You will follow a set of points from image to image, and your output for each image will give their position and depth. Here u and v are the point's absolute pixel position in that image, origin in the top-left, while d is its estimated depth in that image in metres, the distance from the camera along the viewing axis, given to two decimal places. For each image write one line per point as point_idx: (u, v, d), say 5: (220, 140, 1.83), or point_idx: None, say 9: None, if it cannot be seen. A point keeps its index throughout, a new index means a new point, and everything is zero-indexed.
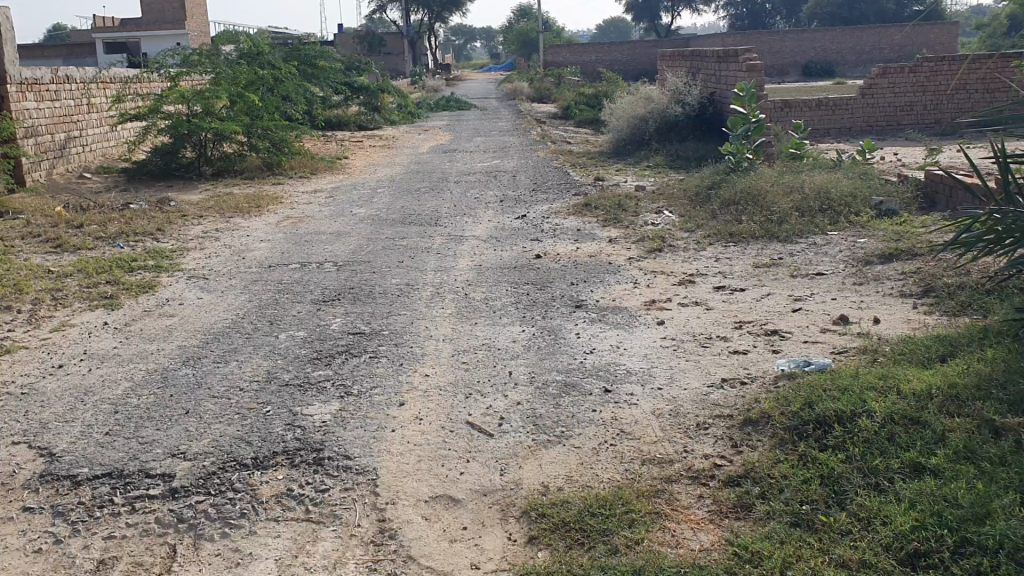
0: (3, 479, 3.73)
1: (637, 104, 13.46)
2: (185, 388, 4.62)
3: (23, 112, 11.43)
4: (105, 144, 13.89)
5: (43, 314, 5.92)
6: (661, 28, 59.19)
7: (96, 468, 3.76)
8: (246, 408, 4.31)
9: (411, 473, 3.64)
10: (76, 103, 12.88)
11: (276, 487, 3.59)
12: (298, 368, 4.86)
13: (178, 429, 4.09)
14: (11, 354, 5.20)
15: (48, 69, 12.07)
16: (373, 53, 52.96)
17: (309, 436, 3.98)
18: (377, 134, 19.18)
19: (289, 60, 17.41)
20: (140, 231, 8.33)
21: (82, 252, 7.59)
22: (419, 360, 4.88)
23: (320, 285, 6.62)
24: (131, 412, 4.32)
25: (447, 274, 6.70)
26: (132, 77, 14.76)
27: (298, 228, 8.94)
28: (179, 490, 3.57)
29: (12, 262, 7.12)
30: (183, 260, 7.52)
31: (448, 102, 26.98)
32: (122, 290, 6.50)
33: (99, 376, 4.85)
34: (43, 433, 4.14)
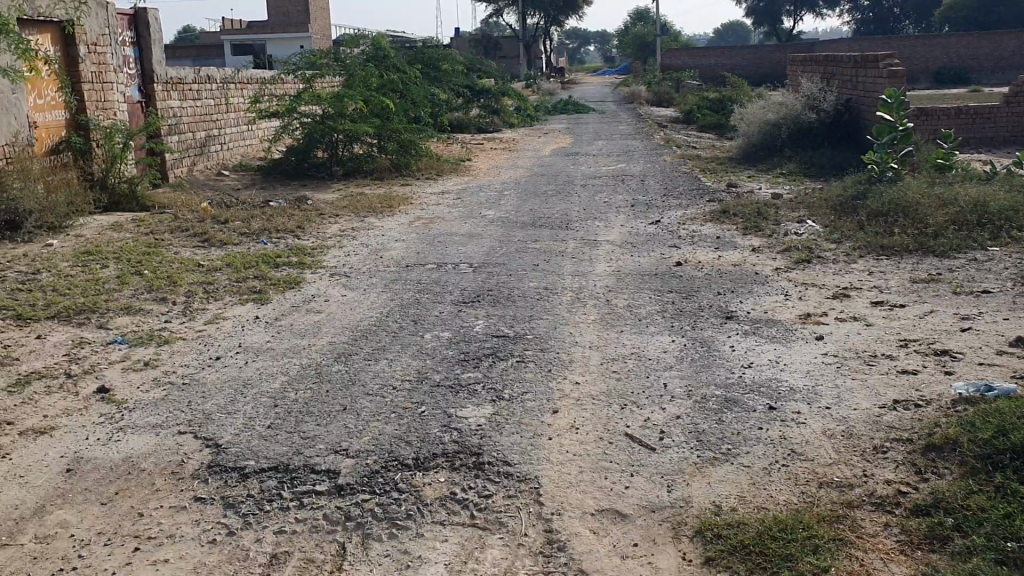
0: (174, 469, 3.82)
1: (769, 109, 13.11)
2: (340, 384, 4.67)
3: (167, 110, 11.90)
4: (242, 142, 14.35)
5: (198, 306, 6.10)
6: (783, 33, 57.89)
7: (262, 461, 3.81)
8: (401, 408, 4.32)
9: (574, 484, 3.56)
10: (216, 102, 13.35)
11: (439, 490, 3.57)
12: (447, 369, 4.85)
13: (338, 426, 4.13)
14: (170, 344, 5.36)
15: (191, 69, 12.54)
16: (488, 56, 53.50)
17: (467, 439, 3.95)
18: (498, 136, 19.33)
19: (414, 62, 17.67)
20: (282, 229, 8.57)
21: (228, 247, 7.82)
22: (569, 365, 4.80)
23: (458, 286, 6.64)
24: (290, 407, 4.39)
25: (586, 278, 6.62)
26: (267, 78, 15.22)
27: (430, 228, 9.02)
28: (344, 488, 3.59)
29: (163, 256, 7.37)
30: (324, 258, 7.67)
31: (567, 104, 26.90)
32: (269, 286, 6.66)
33: (255, 369, 4.95)
34: (207, 424, 4.22)
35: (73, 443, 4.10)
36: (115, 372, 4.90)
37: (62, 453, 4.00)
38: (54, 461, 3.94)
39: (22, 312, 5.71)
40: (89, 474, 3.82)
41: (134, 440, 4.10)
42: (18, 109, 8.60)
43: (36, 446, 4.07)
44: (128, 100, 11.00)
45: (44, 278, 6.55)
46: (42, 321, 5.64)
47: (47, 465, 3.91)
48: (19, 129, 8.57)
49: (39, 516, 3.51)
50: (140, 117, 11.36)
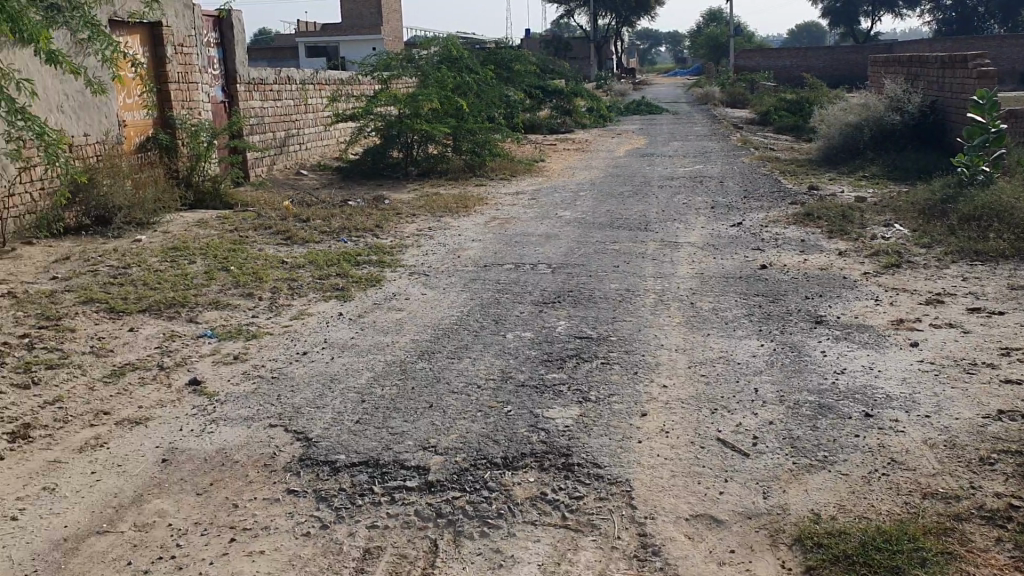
0: (266, 461, 3.85)
1: (851, 112, 12.83)
2: (425, 382, 4.69)
3: (249, 110, 12.13)
4: (320, 142, 14.57)
5: (283, 302, 6.19)
6: (860, 33, 56.71)
7: (353, 455, 3.84)
8: (488, 407, 4.31)
9: (666, 488, 3.51)
10: (295, 103, 13.58)
11: (529, 490, 3.54)
12: (531, 369, 4.82)
13: (426, 423, 4.15)
14: (258, 339, 5.44)
15: (272, 70, 12.77)
16: (559, 57, 53.45)
17: (555, 439, 3.92)
18: (571, 136, 19.29)
19: (488, 63, 17.70)
20: (361, 227, 8.66)
21: (310, 244, 7.94)
22: (655, 369, 4.74)
23: (538, 286, 6.61)
24: (377, 402, 4.42)
25: (668, 280, 6.54)
26: (345, 79, 15.44)
27: (507, 229, 9.02)
28: (435, 485, 3.59)
29: (248, 252, 7.50)
30: (403, 257, 7.72)
31: (639, 105, 26.73)
32: (351, 283, 6.73)
33: (341, 365, 5.00)
34: (297, 418, 4.27)
35: (168, 433, 4.14)
36: (206, 366, 4.98)
37: (158, 443, 4.04)
38: (150, 450, 3.96)
39: (116, 305, 5.85)
40: (185, 464, 3.85)
41: (226, 432, 4.14)
42: (109, 109, 8.83)
43: (132, 435, 4.12)
44: (211, 100, 11.23)
45: (135, 272, 6.71)
46: (134, 314, 5.77)
47: (144, 454, 3.93)
48: (109, 128, 8.80)
49: (138, 504, 3.51)
50: (223, 116, 11.59)
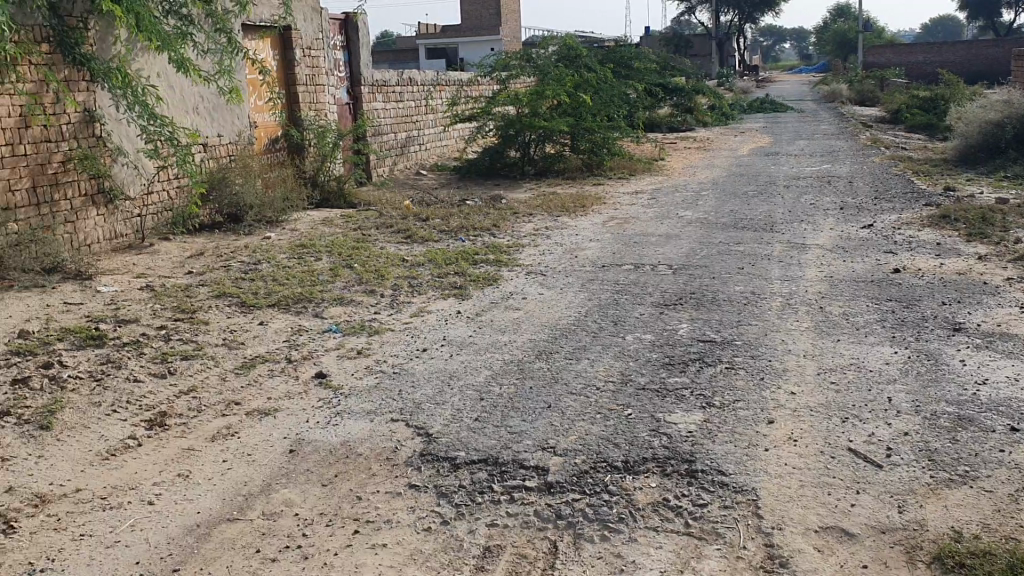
0: (388, 455, 3.90)
1: (991, 109, 12.19)
2: (543, 382, 4.67)
3: (372, 111, 12.40)
4: (439, 143, 14.78)
5: (404, 299, 6.29)
6: (1001, 27, 53.93)
7: (472, 453, 3.85)
8: (608, 409, 4.26)
9: (794, 499, 3.39)
10: (416, 104, 13.82)
11: (651, 495, 3.48)
12: (652, 372, 4.73)
13: (544, 423, 4.13)
14: (379, 335, 5.54)
15: (394, 72, 13.02)
16: (679, 54, 52.67)
17: (678, 445, 3.84)
18: (691, 135, 18.99)
19: (607, 62, 17.59)
20: (480, 227, 8.73)
21: (430, 243, 8.05)
22: (782, 375, 4.59)
23: (659, 288, 6.51)
24: (496, 401, 4.43)
25: (795, 284, 6.34)
26: (465, 81, 15.62)
27: (626, 229, 8.93)
28: (555, 486, 3.57)
29: (370, 250, 7.65)
30: (520, 256, 7.74)
31: (763, 104, 26.13)
32: (469, 282, 6.78)
33: (460, 362, 5.04)
34: (417, 413, 4.32)
35: (294, 425, 4.25)
36: (330, 360, 5.10)
37: (285, 434, 4.15)
38: (278, 441, 4.08)
39: (246, 299, 6.05)
40: (311, 455, 3.93)
41: (349, 425, 4.22)
42: (241, 110, 9.17)
43: (261, 426, 4.24)
44: (337, 102, 11.53)
45: (264, 268, 6.94)
46: (263, 309, 5.95)
47: (272, 444, 4.05)
48: (241, 129, 9.14)
49: (266, 494, 3.61)
50: (349, 117, 11.89)
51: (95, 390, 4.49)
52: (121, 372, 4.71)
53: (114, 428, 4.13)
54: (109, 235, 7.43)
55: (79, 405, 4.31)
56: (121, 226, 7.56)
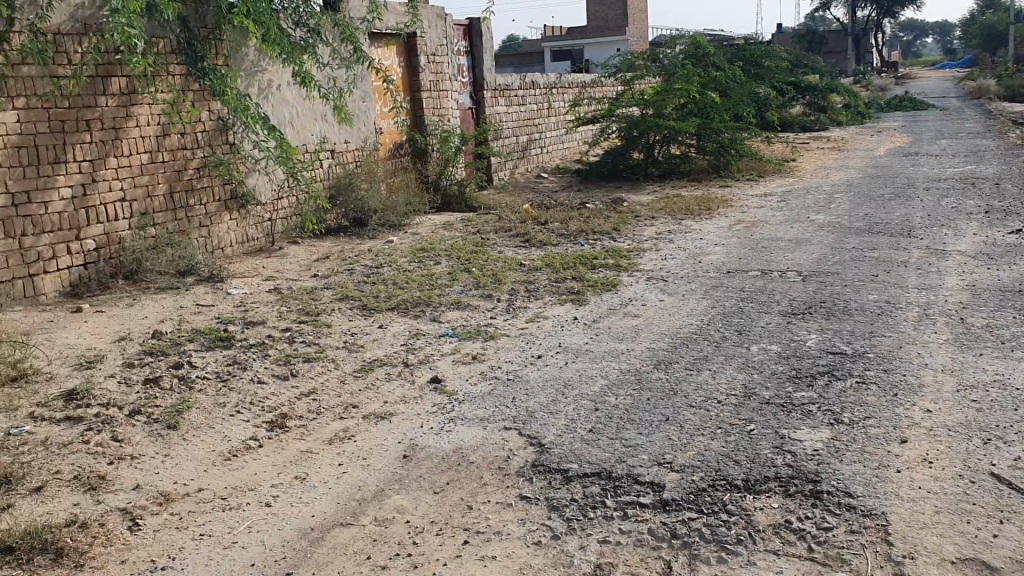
0: (500, 464, 3.86)
1: None
2: (661, 394, 4.53)
3: (495, 115, 12.48)
4: (562, 146, 14.75)
5: (520, 304, 6.26)
6: None
7: (585, 465, 3.77)
8: (729, 424, 4.10)
9: (929, 525, 3.16)
10: (539, 107, 13.83)
11: (772, 516, 3.32)
12: (778, 386, 4.53)
13: (661, 437, 4.01)
14: (495, 340, 5.53)
15: (517, 76, 13.07)
16: (813, 51, 51.03)
17: (802, 464, 3.65)
18: (824, 135, 18.35)
19: (736, 61, 17.18)
20: (599, 231, 8.63)
21: (549, 247, 8.00)
22: (918, 391, 4.32)
23: (787, 296, 6.25)
24: (611, 412, 4.32)
25: (934, 293, 5.98)
26: (589, 82, 15.56)
27: (752, 233, 8.66)
28: (670, 503, 3.45)
29: (489, 254, 7.66)
30: (640, 261, 7.60)
31: (903, 102, 25.01)
32: (587, 287, 6.71)
33: (576, 371, 4.96)
34: (530, 422, 4.26)
35: (409, 430, 4.26)
36: (446, 364, 5.11)
37: (400, 439, 4.16)
38: (393, 446, 4.09)
39: (367, 302, 6.14)
40: (424, 461, 3.93)
41: (462, 432, 4.20)
42: (367, 116, 9.35)
43: (377, 430, 4.27)
44: (460, 107, 11.64)
45: (386, 271, 7.04)
46: (383, 312, 6.03)
47: (387, 449, 4.07)
48: (367, 135, 9.32)
49: (379, 499, 3.62)
50: (471, 122, 11.98)
51: (220, 390, 4.62)
52: (246, 374, 4.84)
53: (237, 428, 4.24)
54: (240, 238, 7.69)
55: (205, 406, 4.44)
56: (253, 230, 7.82)
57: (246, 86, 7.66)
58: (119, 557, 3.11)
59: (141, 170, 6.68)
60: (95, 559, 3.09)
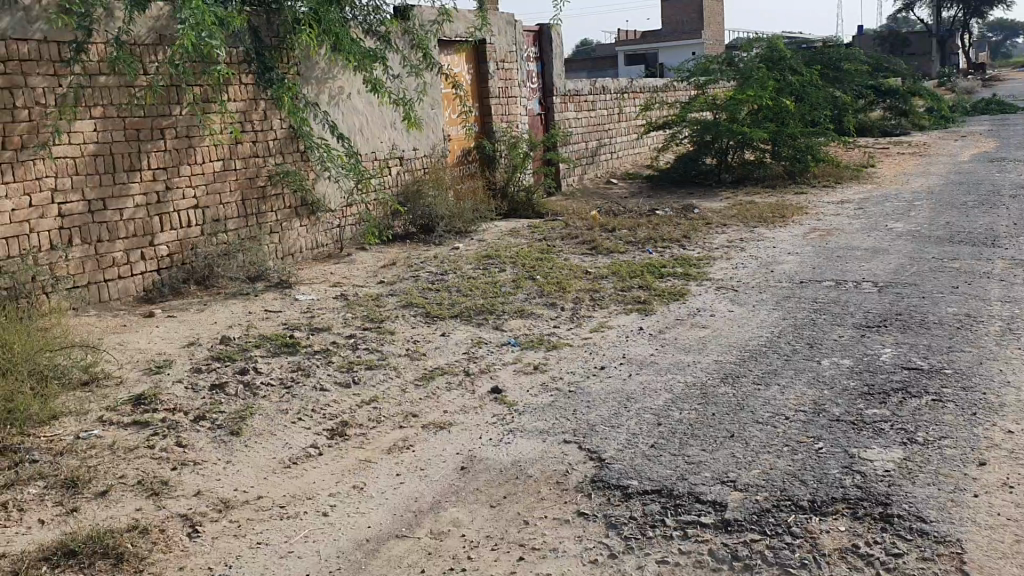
0: (559, 478, 3.80)
1: None
2: (727, 409, 4.41)
3: (564, 120, 12.43)
4: (633, 151, 14.61)
5: (585, 313, 6.19)
6: None
7: (646, 482, 3.68)
8: (796, 441, 3.97)
9: (1008, 555, 3.00)
10: (609, 112, 13.73)
11: (839, 540, 3.19)
12: (849, 403, 4.37)
13: (726, 454, 3.90)
14: (558, 350, 5.47)
15: (588, 81, 13.00)
16: (896, 53, 49.75)
17: (872, 485, 3.51)
18: (906, 140, 17.82)
19: (812, 63, 16.82)
20: (668, 238, 8.50)
21: (616, 255, 7.91)
22: (998, 411, 4.12)
23: (861, 308, 6.05)
24: (675, 428, 4.22)
25: (1018, 306, 5.72)
26: (661, 87, 15.40)
27: (827, 241, 8.43)
28: (732, 524, 3.34)
29: (554, 262, 7.60)
30: (710, 270, 7.46)
31: (990, 105, 24.20)
32: (654, 296, 6.60)
33: (639, 383, 4.87)
34: (591, 435, 4.19)
35: (467, 441, 4.23)
36: (507, 374, 5.07)
37: (458, 450, 4.13)
38: (451, 457, 4.07)
39: (430, 310, 6.14)
40: (482, 474, 3.89)
41: (522, 444, 4.15)
42: (436, 123, 9.39)
43: (436, 440, 4.25)
44: (529, 113, 11.62)
45: (450, 279, 7.03)
46: (446, 320, 6.02)
47: (445, 460, 4.04)
48: (435, 142, 9.36)
49: (435, 511, 3.59)
50: (540, 128, 11.95)
51: (284, 397, 4.66)
52: (309, 381, 4.87)
53: (298, 436, 4.26)
54: (310, 245, 7.78)
55: (268, 412, 4.48)
56: (322, 237, 7.91)
57: (316, 94, 7.75)
58: (177, 564, 3.14)
59: (214, 178, 6.80)
60: (154, 565, 3.12)
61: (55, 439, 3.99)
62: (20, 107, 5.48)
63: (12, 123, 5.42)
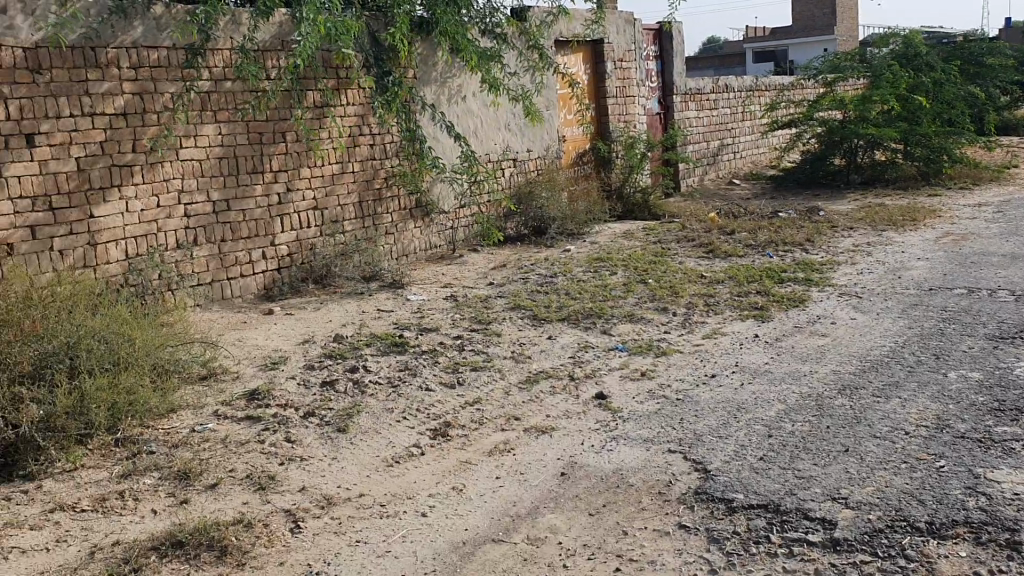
0: (661, 489, 3.71)
1: None
2: (843, 422, 4.21)
3: (685, 120, 12.20)
4: (756, 151, 14.23)
5: (698, 319, 6.05)
6: None
7: (752, 496, 3.55)
8: (916, 458, 3.75)
9: None
10: (732, 111, 13.40)
11: (958, 566, 2.99)
12: (976, 419, 4.10)
13: (838, 469, 3.72)
14: (667, 357, 5.36)
15: (710, 79, 12.72)
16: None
17: (998, 509, 3.28)
18: None
19: (952, 59, 15.96)
20: (790, 241, 8.22)
21: (733, 259, 7.70)
22: None
23: (995, 318, 5.68)
24: (786, 440, 4.06)
25: None
26: (787, 85, 14.93)
27: (961, 247, 7.98)
28: (842, 543, 3.18)
29: (669, 265, 7.46)
30: (833, 275, 7.16)
31: None
32: (771, 302, 6.39)
33: (751, 393, 4.71)
34: (697, 446, 4.07)
35: (570, 446, 4.18)
36: (614, 380, 5.00)
37: (559, 456, 4.09)
38: (552, 462, 4.03)
39: (538, 312, 6.12)
40: (583, 481, 3.84)
41: (625, 452, 4.08)
42: (552, 123, 9.37)
43: (537, 444, 4.22)
44: (648, 113, 11.46)
45: (561, 281, 7.00)
46: (555, 323, 5.98)
47: (546, 465, 4.01)
48: (551, 143, 9.33)
49: (533, 517, 3.56)
50: (659, 128, 11.77)
51: (390, 396, 4.72)
52: (416, 380, 4.92)
53: (402, 435, 4.30)
54: (423, 246, 7.88)
55: (375, 411, 4.54)
56: (435, 238, 8.00)
57: (433, 96, 7.85)
58: (278, 559, 3.21)
59: (332, 180, 6.97)
60: (256, 559, 3.20)
61: (172, 431, 4.16)
62: (150, 111, 5.74)
63: (141, 126, 5.69)
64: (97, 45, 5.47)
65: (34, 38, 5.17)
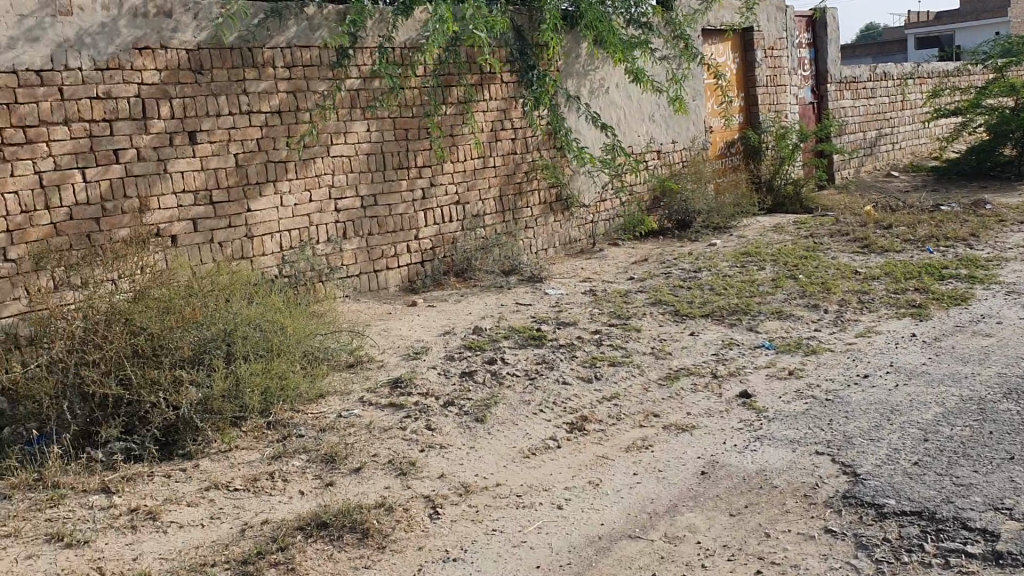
0: (807, 491, 3.57)
1: None
2: (1008, 428, 3.94)
3: (840, 110, 11.71)
4: (917, 141, 13.51)
5: (850, 317, 5.80)
6: None
7: (904, 502, 3.36)
8: None
9: None
10: (890, 100, 12.77)
11: None
12: None
13: (1002, 477, 3.48)
14: (816, 355, 5.16)
15: (866, 67, 12.17)
16: None
17: None
18: None
19: None
20: (952, 236, 7.76)
21: (890, 254, 7.34)
22: None
23: None
24: (944, 445, 3.83)
25: None
26: (952, 71, 14.12)
27: None
28: (1005, 556, 2.97)
29: (820, 260, 7.18)
30: (1001, 272, 6.71)
31: None
32: (931, 300, 6.05)
33: (906, 395, 4.47)
34: (847, 448, 3.90)
35: (711, 445, 4.09)
36: (759, 379, 4.85)
37: (699, 454, 4.00)
38: (691, 460, 3.94)
39: (680, 308, 6.01)
40: (723, 480, 3.74)
41: (769, 453, 3.95)
42: (698, 115, 9.19)
43: (677, 442, 4.14)
44: (800, 102, 11.08)
45: (705, 276, 6.85)
46: (697, 319, 5.86)
47: (684, 463, 3.93)
48: (697, 135, 9.15)
49: (670, 515, 3.49)
50: (812, 118, 11.35)
51: (528, 388, 4.74)
52: (554, 373, 4.92)
53: (539, 427, 4.32)
54: (564, 240, 7.88)
55: (512, 402, 4.57)
56: (577, 232, 7.99)
57: (577, 89, 7.83)
58: (416, 544, 3.28)
59: (474, 174, 7.07)
60: (395, 542, 3.28)
61: (320, 416, 4.31)
62: (303, 109, 5.97)
63: (295, 123, 5.93)
64: (254, 47, 5.73)
65: (197, 40, 5.47)
